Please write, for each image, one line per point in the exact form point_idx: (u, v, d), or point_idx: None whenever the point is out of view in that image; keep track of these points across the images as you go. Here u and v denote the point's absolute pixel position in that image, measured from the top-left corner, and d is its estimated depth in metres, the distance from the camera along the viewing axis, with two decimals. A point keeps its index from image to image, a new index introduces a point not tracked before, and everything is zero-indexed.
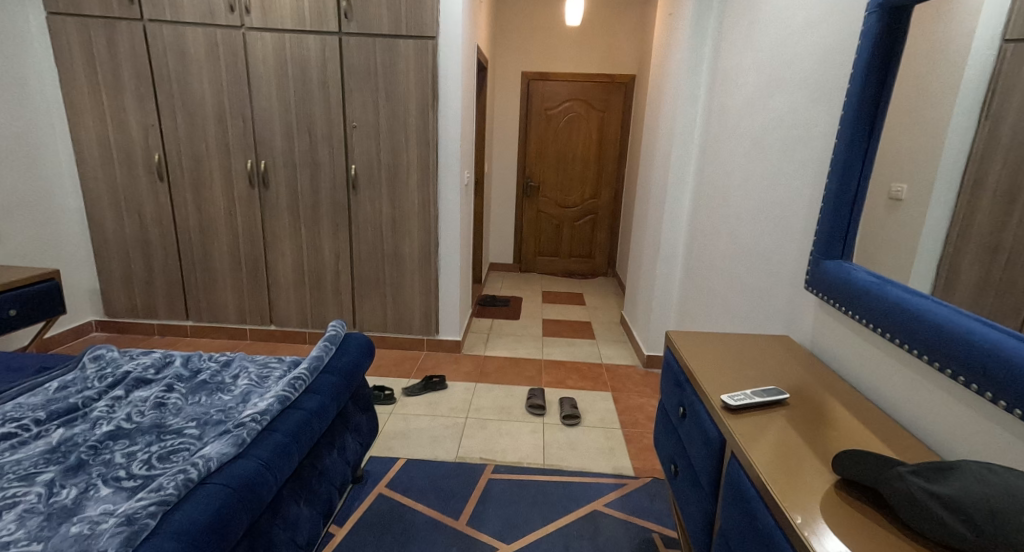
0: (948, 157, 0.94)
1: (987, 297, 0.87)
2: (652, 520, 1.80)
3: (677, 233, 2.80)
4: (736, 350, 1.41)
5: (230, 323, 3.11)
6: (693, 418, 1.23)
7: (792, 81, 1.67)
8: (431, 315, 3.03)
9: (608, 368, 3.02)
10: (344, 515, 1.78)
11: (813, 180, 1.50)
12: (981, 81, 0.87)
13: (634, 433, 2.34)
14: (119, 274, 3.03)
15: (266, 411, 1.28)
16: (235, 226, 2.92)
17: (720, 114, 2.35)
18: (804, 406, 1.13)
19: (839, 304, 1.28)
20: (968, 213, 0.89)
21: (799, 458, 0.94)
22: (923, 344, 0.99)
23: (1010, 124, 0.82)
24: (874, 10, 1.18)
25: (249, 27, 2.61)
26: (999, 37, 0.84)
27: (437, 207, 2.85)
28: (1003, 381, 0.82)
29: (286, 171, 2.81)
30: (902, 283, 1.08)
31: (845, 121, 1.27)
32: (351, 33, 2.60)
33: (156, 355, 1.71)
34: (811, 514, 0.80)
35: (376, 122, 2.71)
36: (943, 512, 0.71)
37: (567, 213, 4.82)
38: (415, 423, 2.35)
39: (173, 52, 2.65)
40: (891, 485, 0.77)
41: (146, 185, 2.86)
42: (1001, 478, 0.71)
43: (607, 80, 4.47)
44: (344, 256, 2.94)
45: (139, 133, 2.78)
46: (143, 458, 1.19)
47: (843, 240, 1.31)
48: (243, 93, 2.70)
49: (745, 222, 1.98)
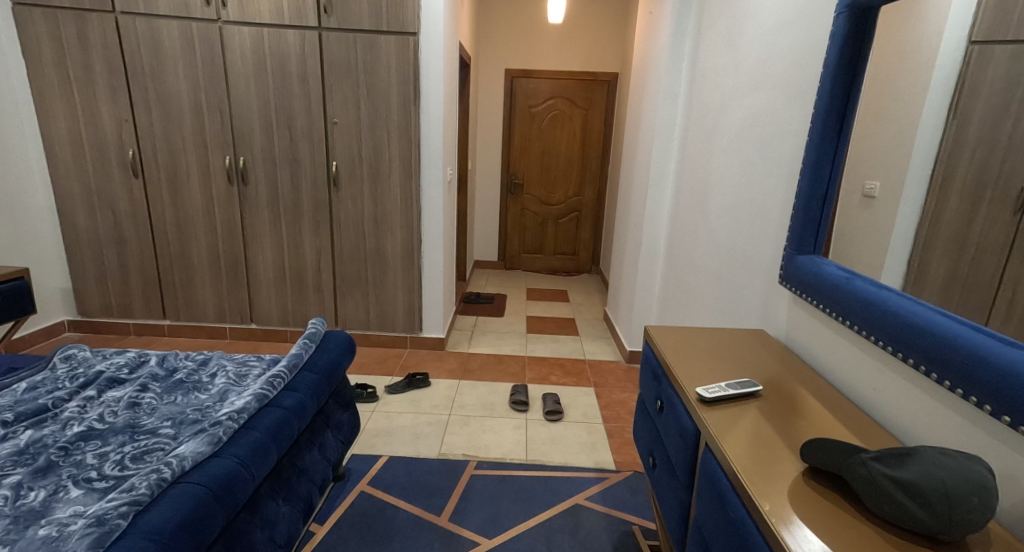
0: (918, 155, 0.97)
1: (954, 293, 0.90)
2: (632, 513, 1.82)
3: (659, 230, 2.83)
4: (713, 343, 1.44)
5: (209, 322, 3.06)
6: (670, 411, 1.25)
7: (768, 81, 1.70)
8: (415, 312, 3.02)
9: (591, 364, 3.04)
10: (325, 514, 1.77)
11: (788, 178, 1.53)
12: (948, 82, 0.90)
13: (616, 428, 2.36)
14: (93, 272, 2.96)
15: (243, 410, 1.27)
16: (214, 224, 2.87)
17: (700, 112, 2.37)
18: (776, 397, 1.16)
19: (811, 298, 1.31)
20: (936, 210, 0.92)
21: (771, 448, 0.97)
22: (888, 336, 1.03)
23: (976, 124, 0.85)
24: (844, 11, 1.21)
25: (226, 21, 2.56)
26: (966, 39, 0.87)
27: (420, 204, 2.83)
28: (961, 371, 0.86)
29: (266, 168, 2.78)
30: (872, 279, 1.12)
31: (817, 119, 1.30)
32: (331, 28, 2.57)
33: (130, 354, 1.68)
34: (779, 502, 0.82)
35: (357, 119, 2.68)
36: (902, 496, 0.74)
37: (551, 211, 4.84)
38: (398, 421, 2.35)
39: (147, 46, 2.60)
40: (854, 471, 0.80)
41: (120, 182, 2.80)
42: (955, 462, 0.74)
43: (590, 78, 4.49)
44: (325, 254, 2.91)
45: (112, 128, 2.72)
46: (116, 459, 1.17)
47: (816, 236, 1.35)
48: (219, 87, 2.66)
49: (723, 219, 2.01)
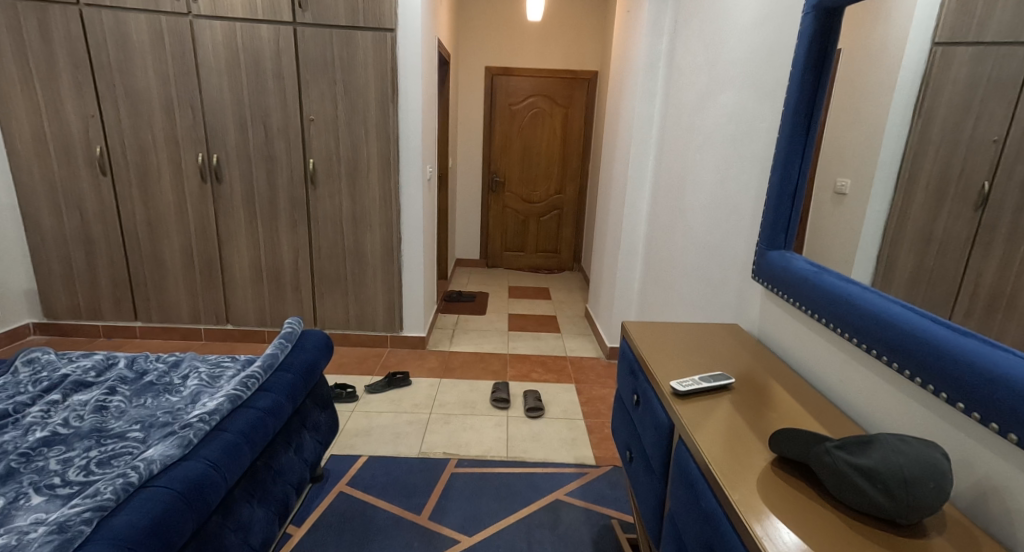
0: (886, 152, 0.99)
1: (920, 288, 0.92)
2: (612, 507, 1.84)
3: (637, 228, 2.86)
4: (688, 338, 1.46)
5: (183, 323, 3.00)
6: (646, 406, 1.27)
7: (740, 80, 1.73)
8: (395, 311, 2.99)
9: (572, 360, 3.06)
10: (302, 515, 1.75)
11: (760, 174, 1.56)
12: (914, 81, 0.92)
13: (596, 423, 2.38)
14: (59, 273, 2.88)
15: (215, 411, 1.25)
16: (187, 223, 2.81)
17: (677, 110, 2.40)
18: (748, 389, 1.18)
19: (780, 292, 1.35)
20: (903, 206, 0.94)
21: (743, 439, 0.99)
22: (851, 326, 1.06)
23: (940, 123, 0.87)
24: (811, 11, 1.25)
25: (197, 15, 2.50)
26: (930, 41, 0.90)
27: (399, 201, 2.81)
28: (919, 360, 0.89)
29: (241, 165, 2.72)
30: (841, 274, 1.15)
31: (787, 116, 1.34)
32: (306, 24, 2.53)
33: (97, 357, 1.64)
34: (748, 492, 0.84)
35: (334, 115, 2.65)
36: (864, 483, 0.76)
37: (532, 208, 4.85)
38: (378, 420, 2.33)
39: (114, 40, 2.52)
40: (819, 460, 0.82)
41: (87, 179, 2.71)
42: (912, 448, 0.77)
43: (571, 76, 4.51)
44: (303, 252, 2.87)
45: (77, 124, 2.63)
46: (80, 465, 1.14)
47: (786, 233, 1.38)
48: (191, 83, 2.59)
49: (699, 216, 2.04)
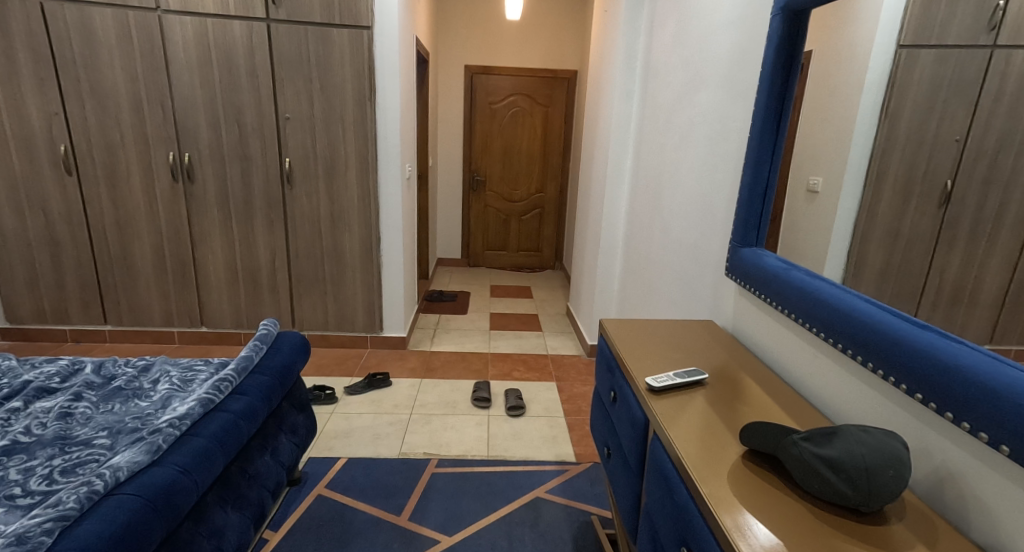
0: (856, 150, 1.02)
1: (888, 284, 0.95)
2: (592, 503, 1.85)
3: (617, 225, 2.88)
4: (664, 335, 1.48)
5: (156, 326, 2.92)
6: (622, 402, 1.28)
7: (714, 80, 1.77)
8: (375, 311, 2.96)
9: (553, 358, 3.07)
10: (279, 520, 1.72)
11: (733, 173, 1.60)
12: (881, 83, 0.95)
13: (576, 420, 2.40)
14: (24, 277, 2.78)
15: (186, 415, 1.22)
16: (158, 224, 2.74)
17: (654, 109, 2.43)
18: (722, 384, 1.20)
19: (752, 288, 1.38)
20: (872, 203, 0.97)
21: (716, 433, 1.00)
22: (818, 320, 1.10)
23: (906, 123, 0.90)
24: (779, 13, 1.28)
25: (166, 10, 2.44)
26: (895, 43, 0.92)
27: (378, 201, 2.78)
28: (881, 352, 0.92)
29: (213, 164, 2.66)
30: (811, 271, 1.18)
31: (757, 114, 1.37)
32: (280, 20, 2.49)
33: (62, 362, 1.59)
34: (718, 485, 0.85)
35: (311, 114, 2.61)
36: (828, 472, 0.78)
37: (513, 207, 4.85)
38: (357, 422, 2.30)
39: (78, 35, 2.45)
40: (787, 451, 0.84)
41: (51, 179, 2.63)
42: (874, 438, 0.79)
43: (550, 76, 4.52)
44: (280, 253, 2.82)
45: (40, 122, 2.55)
46: (43, 474, 1.10)
47: (757, 229, 1.41)
48: (161, 79, 2.53)
49: (676, 213, 2.07)
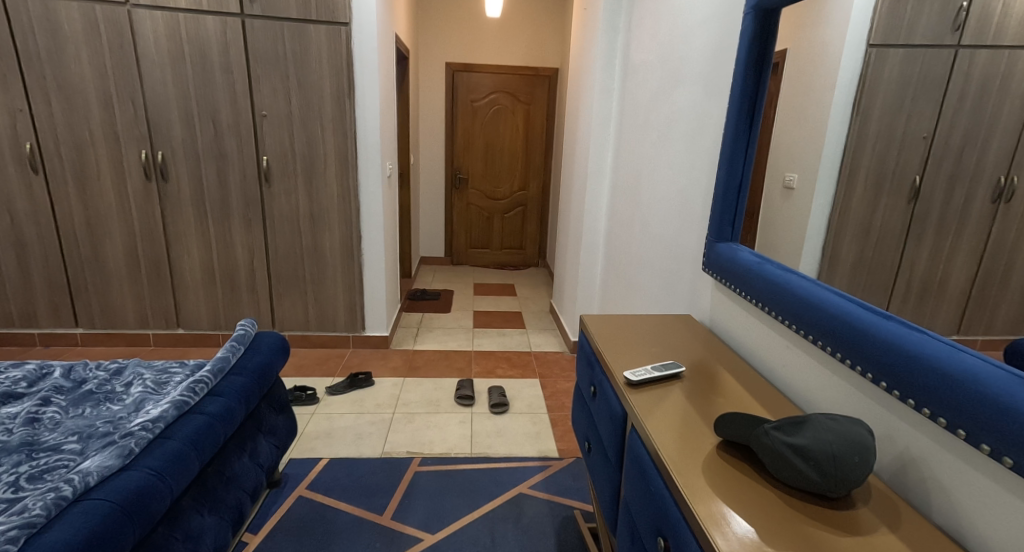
0: (828, 148, 1.04)
1: (859, 277, 0.97)
2: (574, 498, 1.87)
3: (598, 222, 2.90)
4: (643, 329, 1.50)
5: (130, 328, 2.86)
6: (602, 397, 1.29)
7: (691, 78, 1.79)
8: (356, 311, 2.94)
9: (536, 356, 3.08)
10: (259, 522, 1.70)
11: (708, 169, 1.62)
12: (853, 81, 0.97)
13: (559, 416, 2.41)
14: None
15: (159, 419, 1.19)
16: (131, 224, 2.68)
17: (633, 106, 2.44)
18: (700, 377, 1.22)
19: (728, 282, 1.41)
20: (845, 199, 0.99)
21: (693, 425, 1.02)
22: (791, 314, 1.12)
23: (876, 120, 0.92)
24: (751, 11, 1.31)
25: (135, 4, 2.38)
26: (865, 42, 0.94)
27: (358, 199, 2.75)
28: (849, 343, 0.95)
29: (188, 163, 2.61)
30: (785, 266, 1.20)
31: (731, 111, 1.39)
32: (255, 16, 2.45)
33: (30, 367, 1.55)
34: (693, 476, 0.87)
35: (288, 111, 2.57)
36: (798, 461, 0.80)
37: (496, 205, 4.84)
38: (339, 422, 2.28)
39: (43, 30, 2.37)
40: (759, 441, 0.86)
41: (16, 178, 2.55)
42: (841, 426, 0.82)
43: (531, 73, 4.53)
44: (259, 253, 2.78)
45: (4, 119, 2.47)
46: (8, 481, 1.07)
47: (733, 224, 1.44)
48: (131, 76, 2.47)
49: (655, 209, 2.09)
